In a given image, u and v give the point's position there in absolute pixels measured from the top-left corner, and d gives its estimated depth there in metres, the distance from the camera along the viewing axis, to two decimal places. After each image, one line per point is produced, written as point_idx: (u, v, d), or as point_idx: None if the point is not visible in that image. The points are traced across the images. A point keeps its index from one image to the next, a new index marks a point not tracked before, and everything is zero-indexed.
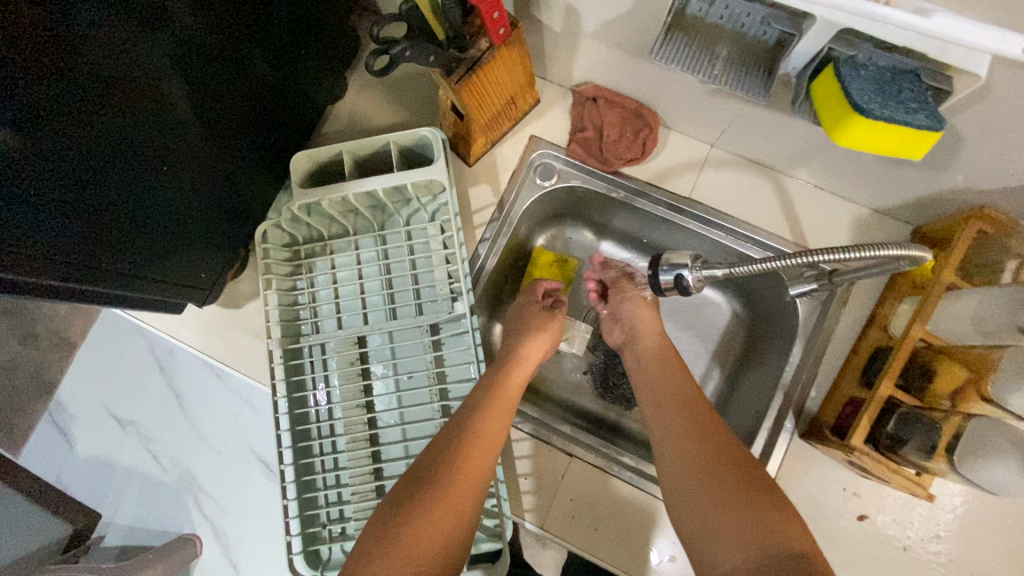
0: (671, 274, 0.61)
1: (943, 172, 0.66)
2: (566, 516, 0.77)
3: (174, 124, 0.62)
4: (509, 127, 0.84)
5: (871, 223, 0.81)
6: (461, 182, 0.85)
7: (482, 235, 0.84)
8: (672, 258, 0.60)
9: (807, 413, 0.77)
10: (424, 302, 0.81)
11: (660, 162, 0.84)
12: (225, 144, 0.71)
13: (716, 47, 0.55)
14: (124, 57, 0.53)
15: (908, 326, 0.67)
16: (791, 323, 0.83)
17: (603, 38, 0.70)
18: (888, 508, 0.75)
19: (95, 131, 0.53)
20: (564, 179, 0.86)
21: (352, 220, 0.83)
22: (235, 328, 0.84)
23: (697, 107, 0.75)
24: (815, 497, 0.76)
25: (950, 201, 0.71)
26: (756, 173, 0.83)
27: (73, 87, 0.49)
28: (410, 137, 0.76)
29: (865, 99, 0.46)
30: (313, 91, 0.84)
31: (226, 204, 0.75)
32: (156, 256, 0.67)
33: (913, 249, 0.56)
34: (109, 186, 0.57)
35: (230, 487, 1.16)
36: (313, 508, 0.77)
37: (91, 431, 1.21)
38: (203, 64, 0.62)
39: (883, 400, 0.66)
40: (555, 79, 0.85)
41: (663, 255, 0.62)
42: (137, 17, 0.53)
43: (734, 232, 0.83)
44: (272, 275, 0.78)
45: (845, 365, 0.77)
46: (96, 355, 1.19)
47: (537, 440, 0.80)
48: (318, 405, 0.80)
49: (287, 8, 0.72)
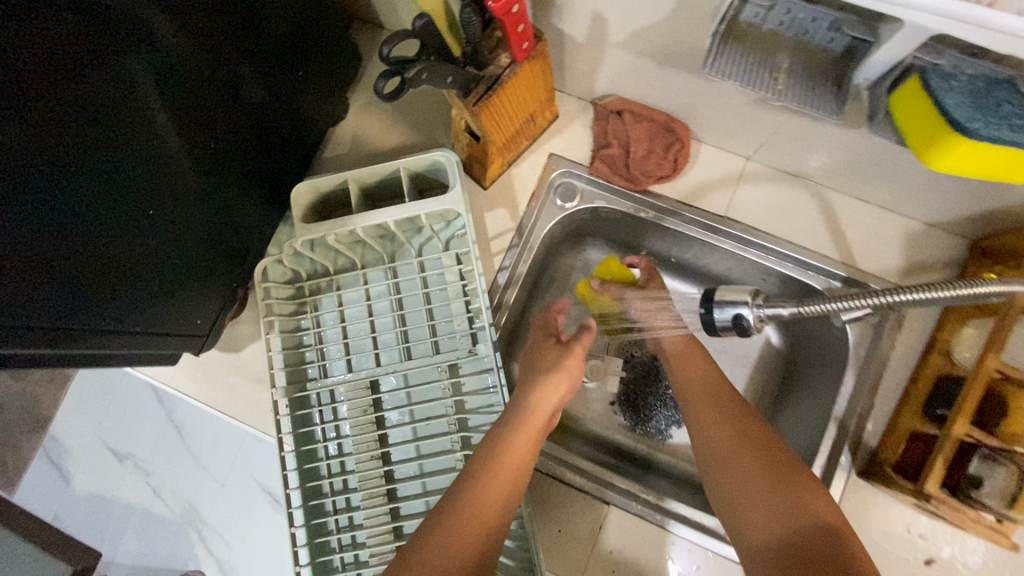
0: (728, 313, 0.54)
1: (1018, 184, 0.60)
2: (604, 571, 0.71)
3: (164, 159, 0.56)
4: (526, 146, 0.78)
5: (924, 237, 0.74)
6: (476, 206, 0.78)
7: (501, 263, 0.78)
8: (728, 296, 0.53)
9: (864, 448, 0.71)
10: (442, 340, 0.75)
11: (691, 178, 0.77)
12: (220, 178, 0.64)
13: (776, 58, 0.49)
14: (112, 90, 0.47)
15: (982, 356, 0.61)
16: (840, 348, 0.76)
17: (632, 47, 0.64)
18: (957, 550, 0.68)
19: (82, 173, 0.47)
20: (588, 199, 0.79)
21: (359, 252, 0.77)
22: (235, 372, 0.77)
23: (736, 118, 0.69)
24: (877, 540, 0.69)
25: (1020, 214, 0.64)
26: (796, 186, 0.77)
27: (57, 126, 0.44)
28: (422, 162, 0.70)
29: (966, 116, 0.39)
30: (313, 111, 0.77)
31: (221, 241, 0.68)
32: (148, 307, 0.61)
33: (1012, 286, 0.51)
34: (101, 233, 0.51)
35: (236, 521, 1.09)
36: (329, 573, 0.70)
37: (86, 469, 1.13)
38: (194, 91, 0.56)
39: (959, 441, 0.60)
40: (575, 91, 0.78)
41: (717, 290, 0.55)
42: (123, 43, 0.47)
43: (775, 251, 0.76)
44: (275, 317, 0.71)
45: (903, 395, 0.70)
46: (89, 394, 1.12)
47: (569, 487, 0.73)
48: (329, 457, 0.73)
49: (282, 24, 0.65)
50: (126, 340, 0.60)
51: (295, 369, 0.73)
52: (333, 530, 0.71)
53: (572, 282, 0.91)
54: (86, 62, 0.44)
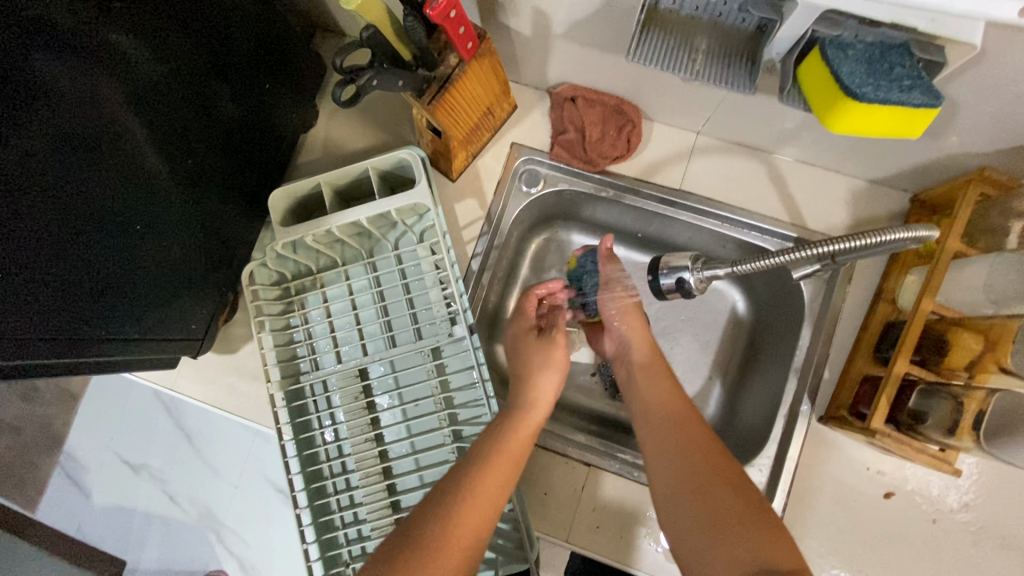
0: (672, 277, 0.63)
1: (941, 138, 0.64)
2: (589, 527, 0.76)
3: (147, 175, 0.60)
4: (488, 137, 0.82)
5: (869, 194, 0.79)
6: (446, 199, 0.83)
7: (474, 251, 0.82)
8: (671, 262, 0.63)
9: (823, 395, 0.76)
10: (423, 326, 0.80)
11: (646, 155, 0.82)
12: (200, 190, 0.69)
13: (695, 40, 0.53)
14: (93, 113, 0.52)
15: (919, 299, 0.66)
16: (797, 305, 0.81)
17: (575, 38, 0.68)
18: (912, 483, 0.74)
19: (69, 191, 0.52)
20: (551, 183, 0.84)
21: (339, 251, 0.81)
22: (233, 372, 0.83)
23: (680, 96, 0.73)
24: (839, 479, 0.74)
25: (949, 165, 0.69)
26: (745, 156, 0.81)
27: (44, 149, 0.48)
28: (388, 161, 0.74)
29: (857, 82, 0.44)
30: (285, 121, 0.81)
31: (209, 250, 0.73)
32: (142, 314, 0.65)
33: (920, 231, 0.54)
34: (90, 245, 0.56)
35: (252, 519, 1.15)
36: (335, 549, 0.75)
37: (105, 481, 1.19)
38: (170, 110, 0.61)
39: (900, 378, 0.65)
40: (530, 82, 0.82)
41: (663, 258, 0.64)
42: (99, 69, 0.51)
43: (730, 219, 0.81)
44: (264, 316, 0.76)
45: (857, 342, 0.75)
46: (101, 410, 1.17)
47: (552, 454, 0.79)
48: (327, 443, 0.78)
49: (248, 40, 0.70)
50: (125, 346, 0.65)
51: (287, 364, 0.78)
52: (336, 510, 0.76)
53: (546, 264, 0.96)
54: (65, 90, 0.49)
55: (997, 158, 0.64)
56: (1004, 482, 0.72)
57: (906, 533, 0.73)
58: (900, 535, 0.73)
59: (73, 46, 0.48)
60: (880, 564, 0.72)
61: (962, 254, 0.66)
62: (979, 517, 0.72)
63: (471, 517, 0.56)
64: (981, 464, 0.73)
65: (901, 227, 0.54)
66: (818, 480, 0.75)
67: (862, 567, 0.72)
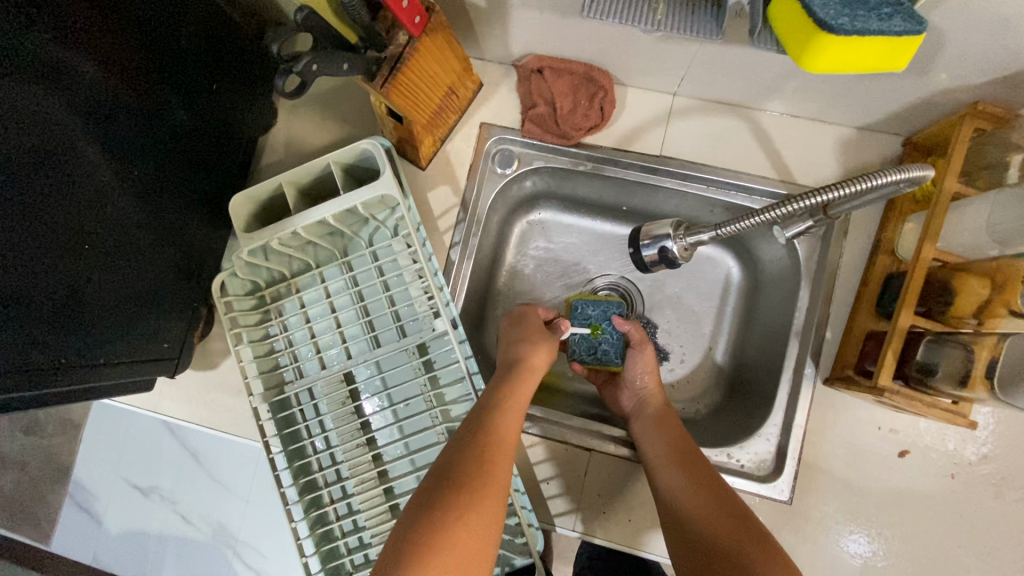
0: (655, 247, 0.61)
1: (929, 73, 0.60)
2: (598, 512, 0.74)
3: (99, 193, 0.56)
4: (455, 120, 0.78)
5: (859, 142, 0.75)
6: (418, 189, 0.79)
7: (452, 240, 0.79)
8: (652, 231, 0.61)
9: (827, 357, 0.73)
10: (406, 323, 0.77)
11: (622, 124, 0.78)
12: (156, 202, 0.65)
13: None
14: (35, 129, 0.48)
15: (919, 247, 0.62)
16: (793, 265, 0.78)
17: (532, 3, 0.64)
18: (928, 439, 0.70)
19: (17, 214, 0.48)
20: (526, 162, 0.80)
21: (312, 253, 0.78)
22: (216, 389, 0.80)
23: (650, 56, 0.69)
24: (851, 441, 0.71)
25: (941, 102, 0.65)
26: (726, 114, 0.77)
27: None
28: (351, 154, 0.70)
29: (831, 14, 0.40)
30: (241, 123, 0.78)
31: (172, 265, 0.70)
32: (106, 339, 0.62)
33: (913, 170, 0.50)
34: (43, 272, 0.52)
35: (267, 531, 1.13)
36: (336, 559, 0.73)
37: (113, 508, 1.17)
38: (118, 119, 0.57)
39: (906, 331, 0.61)
40: (494, 57, 0.78)
41: (645, 228, 0.62)
42: (38, 82, 0.47)
43: (715, 182, 0.77)
44: (240, 328, 0.73)
45: (858, 299, 0.72)
46: (102, 437, 1.15)
47: (552, 442, 0.76)
48: (318, 451, 0.75)
49: (194, 39, 0.66)
50: (95, 372, 0.62)
51: (269, 375, 0.75)
52: (334, 520, 0.73)
53: (531, 247, 0.93)
54: (6, 102, 0.45)
55: (991, 88, 0.60)
56: (1023, 429, 0.69)
57: (926, 491, 0.70)
58: (920, 493, 0.70)
59: (10, 57, 0.45)
60: (902, 525, 0.70)
61: (960, 195, 0.62)
62: (1000, 466, 0.69)
63: (495, 483, 0.55)
64: (997, 413, 0.70)
65: (892, 168, 0.51)
66: (829, 444, 0.72)
67: (882, 530, 0.70)
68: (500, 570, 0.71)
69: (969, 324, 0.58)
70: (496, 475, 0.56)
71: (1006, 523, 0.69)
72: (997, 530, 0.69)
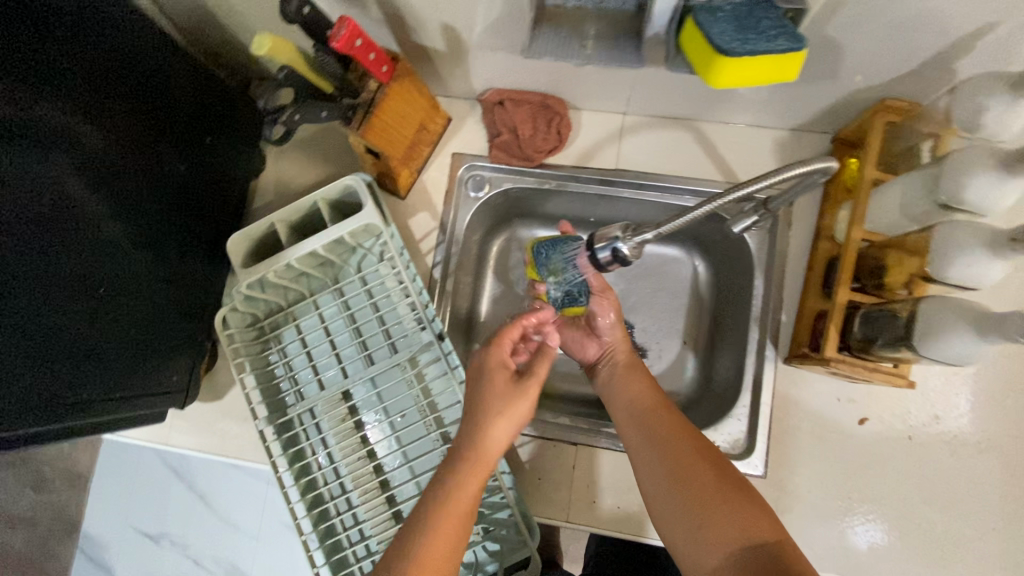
0: (607, 250, 0.65)
1: (840, 78, 0.68)
2: (587, 502, 0.79)
3: (103, 242, 0.62)
4: (429, 151, 0.86)
5: (794, 142, 0.83)
6: (399, 217, 0.86)
7: (433, 260, 0.85)
8: (603, 235, 0.65)
9: (785, 338, 0.79)
10: (396, 341, 0.82)
11: (580, 143, 0.86)
12: (155, 248, 0.71)
13: (584, 27, 0.56)
14: (42, 189, 0.54)
15: (849, 231, 0.69)
16: (747, 257, 0.85)
17: (487, 45, 0.72)
18: (883, 406, 0.77)
19: (30, 266, 0.54)
20: (497, 185, 0.88)
21: (306, 283, 0.84)
22: (222, 418, 0.85)
23: (597, 82, 0.77)
24: (813, 413, 0.78)
25: (856, 102, 0.73)
26: (672, 127, 0.85)
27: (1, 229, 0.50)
28: (335, 190, 0.77)
29: (727, 40, 0.48)
30: (232, 172, 0.85)
31: (172, 304, 0.75)
32: (112, 377, 0.66)
33: (816, 163, 0.60)
34: (55, 317, 0.58)
35: (277, 565, 1.17)
36: (347, 568, 0.76)
37: (123, 554, 1.19)
38: (117, 175, 0.63)
39: (845, 306, 0.68)
40: (460, 93, 0.86)
41: (597, 234, 0.66)
42: (44, 147, 0.54)
43: (670, 188, 0.85)
44: (243, 357, 0.79)
45: (806, 282, 0.79)
46: (105, 484, 1.16)
47: (541, 440, 0.81)
48: (322, 467, 0.79)
49: (183, 98, 0.73)
50: (109, 406, 0.67)
51: (273, 399, 0.80)
52: (341, 531, 0.77)
53: (509, 262, 1.00)
54: (16, 169, 0.51)
55: (894, 87, 0.68)
56: (964, 388, 0.76)
57: (886, 453, 0.76)
58: (881, 455, 0.76)
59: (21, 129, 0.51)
60: (868, 487, 0.75)
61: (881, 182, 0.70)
62: (950, 424, 0.76)
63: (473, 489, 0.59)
64: (940, 376, 0.76)
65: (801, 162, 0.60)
66: (794, 418, 0.78)
67: (851, 493, 0.75)
68: (499, 565, 0.75)
69: (902, 294, 0.64)
70: (464, 500, 0.58)
71: (962, 476, 0.75)
72: (954, 482, 0.75)
